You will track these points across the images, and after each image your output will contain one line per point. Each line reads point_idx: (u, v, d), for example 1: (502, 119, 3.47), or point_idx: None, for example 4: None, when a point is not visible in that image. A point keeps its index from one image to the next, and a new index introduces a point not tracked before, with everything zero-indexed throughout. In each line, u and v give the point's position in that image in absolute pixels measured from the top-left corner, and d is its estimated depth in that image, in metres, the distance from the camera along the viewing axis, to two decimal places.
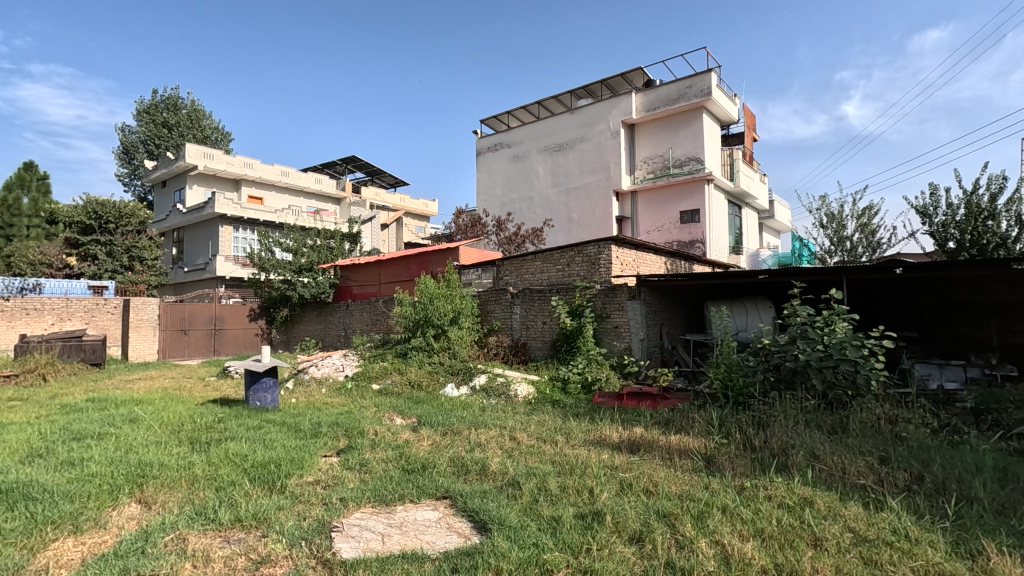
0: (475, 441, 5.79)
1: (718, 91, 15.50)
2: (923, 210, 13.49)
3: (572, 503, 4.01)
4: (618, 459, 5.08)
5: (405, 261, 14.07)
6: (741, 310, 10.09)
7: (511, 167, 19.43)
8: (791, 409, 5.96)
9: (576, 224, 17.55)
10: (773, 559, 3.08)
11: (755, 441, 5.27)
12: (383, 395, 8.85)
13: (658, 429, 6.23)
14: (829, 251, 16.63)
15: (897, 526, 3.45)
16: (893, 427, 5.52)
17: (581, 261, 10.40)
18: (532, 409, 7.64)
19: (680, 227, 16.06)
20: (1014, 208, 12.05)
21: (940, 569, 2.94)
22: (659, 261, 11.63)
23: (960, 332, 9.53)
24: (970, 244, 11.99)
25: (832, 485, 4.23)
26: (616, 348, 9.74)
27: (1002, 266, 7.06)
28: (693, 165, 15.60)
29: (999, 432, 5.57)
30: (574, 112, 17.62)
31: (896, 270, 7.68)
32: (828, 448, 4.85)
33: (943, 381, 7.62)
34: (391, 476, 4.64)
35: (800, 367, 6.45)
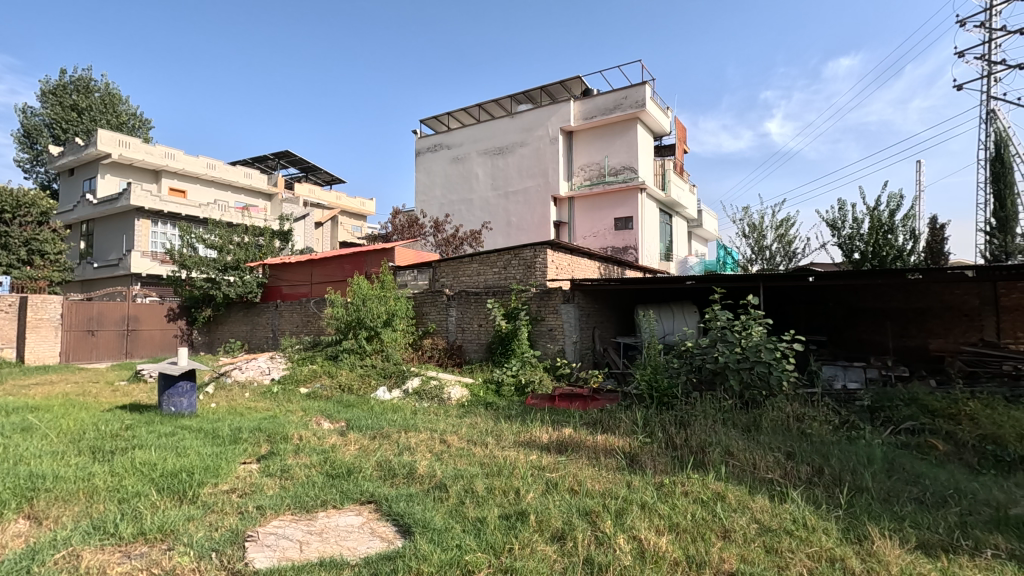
0: (404, 445, 5.70)
1: (652, 103, 16.12)
2: (833, 224, 14.58)
3: (498, 503, 4.04)
4: (546, 459, 5.17)
5: (339, 261, 13.68)
6: (669, 314, 10.53)
7: (450, 168, 19.31)
8: (710, 409, 6.28)
9: (515, 227, 17.68)
10: (684, 551, 3.24)
11: (676, 439, 5.51)
12: (312, 398, 8.56)
13: (586, 429, 6.39)
14: (750, 259, 17.64)
15: (797, 516, 3.71)
16: (800, 424, 5.93)
17: (517, 264, 10.49)
18: (464, 411, 7.61)
19: (615, 233, 16.55)
20: (910, 224, 13.25)
21: (831, 555, 3.18)
22: (593, 265, 11.93)
23: (862, 336, 10.37)
24: (872, 256, 13.08)
25: (742, 480, 4.50)
26: (550, 350, 9.93)
27: (898, 275, 7.70)
28: (628, 174, 16.16)
29: (890, 428, 6.12)
30: (514, 116, 17.76)
31: (808, 278, 8.26)
32: (741, 445, 5.14)
33: (846, 381, 8.30)
34: (314, 481, 4.50)
35: (720, 368, 6.80)
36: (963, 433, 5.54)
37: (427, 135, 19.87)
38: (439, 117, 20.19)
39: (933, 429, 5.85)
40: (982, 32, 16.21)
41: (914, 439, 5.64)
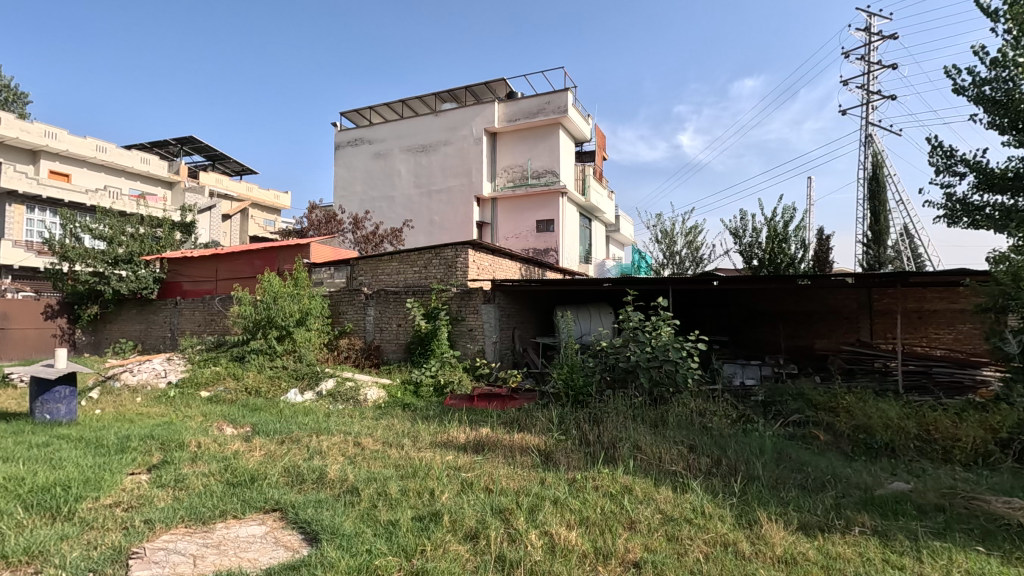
0: (315, 449, 5.48)
1: (574, 110, 16.56)
2: (735, 232, 15.69)
3: (411, 505, 3.98)
4: (462, 459, 5.15)
5: (248, 257, 12.91)
6: (586, 314, 10.90)
7: (370, 163, 18.74)
8: (622, 406, 6.54)
9: (437, 226, 17.49)
10: (593, 544, 3.36)
11: (589, 436, 5.68)
12: (213, 402, 7.99)
13: (502, 428, 6.44)
14: (662, 264, 18.59)
15: (696, 505, 3.96)
16: (702, 418, 6.33)
17: (438, 263, 10.39)
18: (381, 413, 7.43)
19: (536, 235, 16.84)
20: (801, 234, 14.53)
21: (725, 539, 3.42)
22: (514, 266, 12.05)
23: (758, 336, 11.25)
24: (769, 263, 14.21)
25: (649, 472, 4.73)
26: (469, 351, 9.98)
27: (790, 281, 8.39)
28: (550, 177, 16.52)
29: (781, 420, 6.69)
30: (438, 115, 17.58)
31: (713, 282, 8.78)
32: (648, 439, 5.40)
33: (744, 378, 8.99)
34: (212, 491, 4.20)
35: (631, 367, 7.12)
36: (840, 424, 6.16)
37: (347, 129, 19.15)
38: (361, 111, 19.59)
39: (816, 421, 6.46)
40: (863, 65, 18.15)
41: (800, 431, 6.21)
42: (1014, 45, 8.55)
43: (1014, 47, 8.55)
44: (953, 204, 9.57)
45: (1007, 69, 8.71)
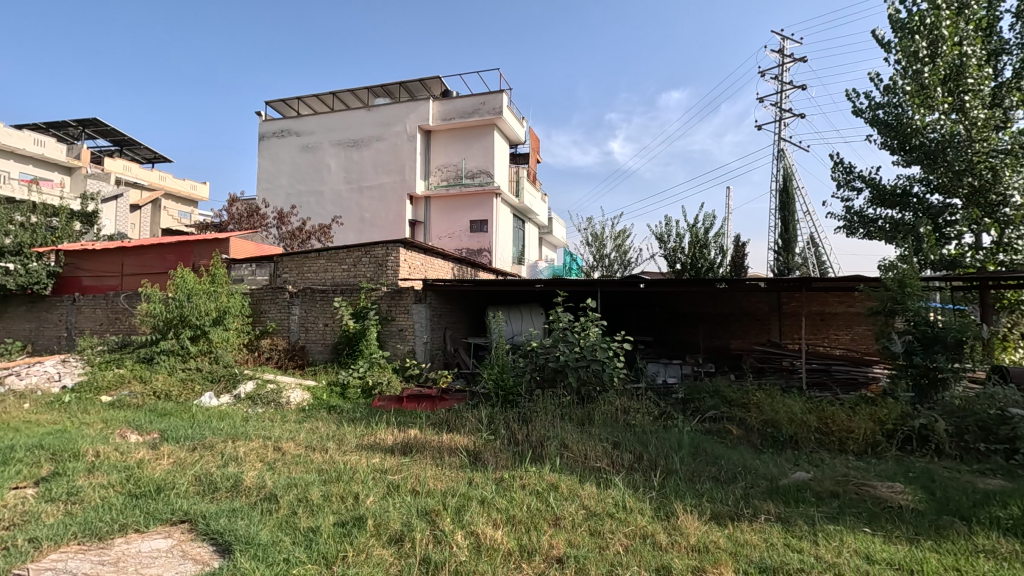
0: (231, 455, 5.18)
1: (508, 112, 16.69)
2: (661, 237, 16.38)
3: (334, 511, 3.85)
4: (389, 461, 5.05)
5: (159, 251, 12.02)
6: (517, 315, 11.02)
7: (297, 156, 17.96)
8: (551, 405, 6.66)
9: (368, 224, 17.06)
10: (518, 542, 3.39)
11: (518, 435, 5.74)
12: (115, 408, 7.36)
13: (432, 429, 6.38)
14: (592, 266, 19.09)
15: (618, 499, 4.10)
16: (626, 416, 6.57)
17: (368, 261, 10.14)
18: (304, 416, 7.15)
19: (470, 235, 16.83)
20: (720, 241, 15.38)
21: (644, 532, 3.56)
22: (446, 266, 11.96)
23: (680, 336, 11.81)
24: (690, 267, 14.94)
25: (574, 469, 4.84)
26: (399, 351, 9.83)
27: (710, 285, 8.86)
28: (484, 178, 16.56)
29: (698, 416, 7.07)
30: (370, 109, 17.12)
31: (639, 284, 9.10)
32: (575, 437, 5.53)
33: (666, 376, 9.42)
34: (111, 504, 3.87)
35: (560, 367, 7.27)
36: (751, 418, 6.59)
37: (272, 119, 18.25)
38: (288, 101, 18.76)
39: (729, 416, 6.87)
40: (776, 84, 19.51)
41: (716, 426, 6.59)
42: (903, 74, 9.47)
43: (902, 76, 9.49)
44: (851, 216, 10.48)
45: (896, 95, 9.65)
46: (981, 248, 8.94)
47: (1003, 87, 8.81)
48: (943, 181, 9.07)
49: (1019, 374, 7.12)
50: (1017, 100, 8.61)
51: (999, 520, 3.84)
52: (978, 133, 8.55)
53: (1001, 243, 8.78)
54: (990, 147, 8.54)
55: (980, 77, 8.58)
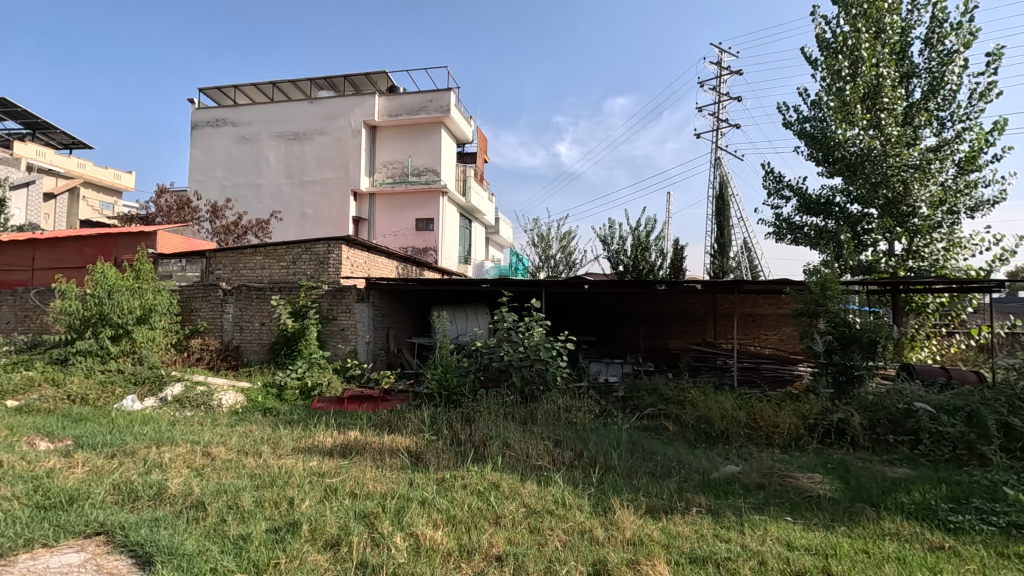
0: (155, 462, 4.89)
1: (456, 110, 16.61)
2: (605, 239, 16.75)
3: (266, 517, 3.71)
4: (327, 464, 4.91)
5: (76, 243, 11.19)
6: (462, 314, 10.99)
7: (233, 147, 17.14)
8: (494, 404, 6.68)
9: (309, 220, 16.52)
10: (458, 541, 3.39)
11: (461, 435, 5.73)
12: (22, 413, 6.76)
13: (373, 430, 6.27)
14: (538, 267, 19.30)
15: (558, 496, 4.17)
16: (568, 414, 6.69)
17: (308, 259, 9.82)
18: (238, 419, 6.85)
19: (415, 234, 16.63)
20: (660, 244, 15.91)
21: (582, 527, 3.63)
22: (390, 264, 11.75)
23: (621, 336, 12.13)
24: (633, 269, 15.36)
25: (515, 468, 4.89)
26: (341, 351, 9.60)
27: (650, 286, 9.14)
28: (430, 176, 16.41)
29: (637, 414, 7.29)
30: (313, 102, 16.58)
31: (584, 285, 9.26)
32: (517, 436, 5.58)
33: (608, 375, 9.65)
34: (15, 517, 3.56)
35: (504, 367, 7.30)
36: (686, 415, 6.86)
37: (206, 107, 17.33)
38: (224, 89, 17.88)
39: (666, 413, 7.13)
40: (714, 95, 20.37)
41: (653, 424, 6.81)
42: (827, 90, 10.11)
43: (827, 93, 10.13)
44: (780, 223, 11.09)
45: (821, 110, 10.29)
46: (893, 255, 9.67)
47: (913, 107, 9.56)
48: (862, 192, 9.72)
49: (924, 371, 7.77)
50: (925, 120, 9.37)
51: (903, 505, 4.17)
52: (892, 149, 9.24)
53: (910, 251, 9.52)
54: (902, 162, 9.25)
55: (894, 97, 9.28)
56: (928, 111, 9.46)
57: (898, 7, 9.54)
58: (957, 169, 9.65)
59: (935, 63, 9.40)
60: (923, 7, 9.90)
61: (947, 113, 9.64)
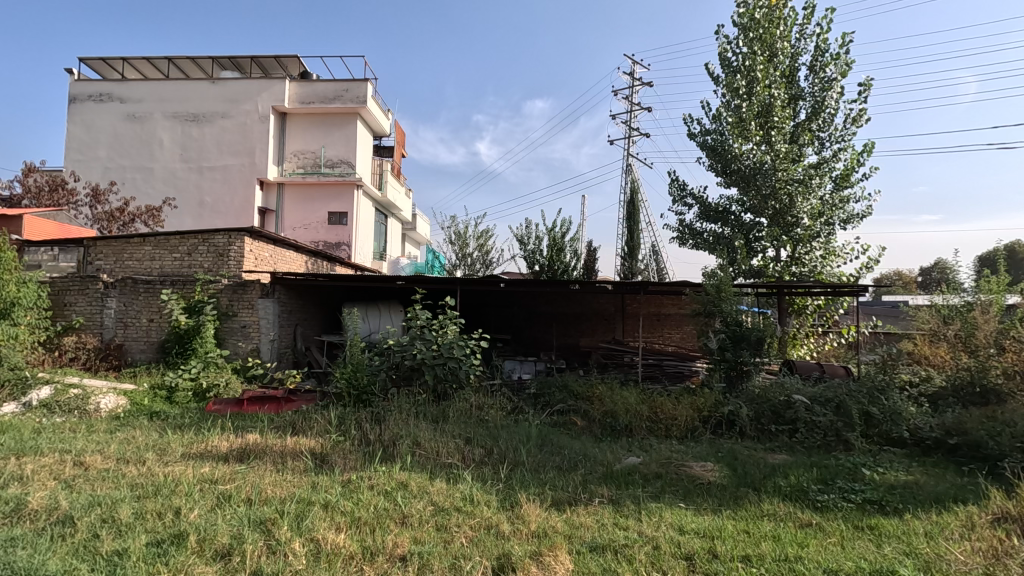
0: (14, 474, 4.33)
1: (373, 101, 16.16)
2: (521, 239, 16.98)
3: (147, 530, 3.40)
4: (222, 470, 4.59)
5: None
6: (375, 312, 10.73)
7: (119, 125, 15.52)
8: (406, 403, 6.57)
9: (208, 209, 15.31)
10: (361, 544, 3.30)
11: (370, 435, 5.57)
12: None
13: (275, 433, 5.95)
14: (454, 264, 19.23)
15: (466, 493, 4.19)
16: (480, 412, 6.74)
17: (206, 251, 9.09)
18: (119, 424, 6.23)
19: (327, 228, 16.00)
20: (575, 245, 16.38)
21: (488, 523, 3.67)
22: (298, 259, 11.18)
23: (535, 334, 12.38)
24: (548, 269, 15.71)
25: (424, 467, 4.85)
26: (241, 350, 9.04)
27: (563, 286, 9.38)
28: (344, 168, 15.85)
29: (548, 410, 7.47)
30: (215, 82, 15.39)
31: (499, 283, 9.31)
32: (427, 434, 5.52)
33: (521, 373, 9.81)
34: None
35: (417, 365, 7.20)
36: (593, 410, 7.13)
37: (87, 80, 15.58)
38: (109, 61, 16.16)
39: (575, 408, 7.37)
40: (627, 104, 21.27)
41: (562, 419, 7.02)
42: (727, 106, 10.91)
43: (727, 108, 10.92)
44: (684, 228, 11.82)
45: (721, 125, 11.05)
46: (779, 261, 10.62)
47: (799, 127, 10.53)
48: (754, 203, 10.60)
49: (802, 367, 8.60)
50: (808, 139, 10.35)
51: (780, 487, 4.60)
52: (780, 164, 10.16)
53: (794, 258, 10.50)
54: (789, 176, 10.17)
55: (783, 116, 10.19)
56: (811, 131, 10.46)
57: (789, 34, 10.47)
58: (834, 185, 10.74)
59: (817, 89, 10.42)
60: (808, 36, 10.91)
61: (826, 134, 10.71)
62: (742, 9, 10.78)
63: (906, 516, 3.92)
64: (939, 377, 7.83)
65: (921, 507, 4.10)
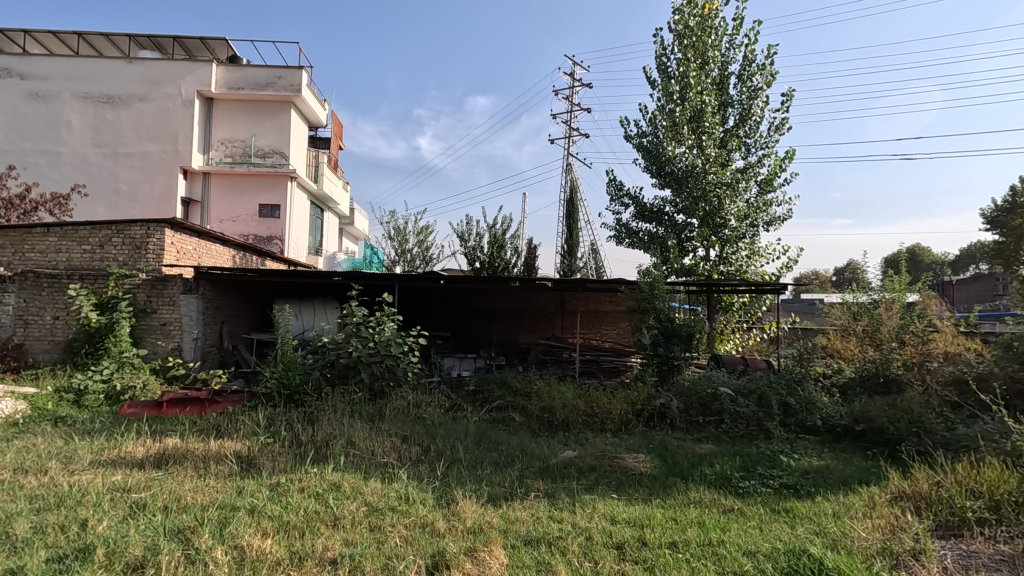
0: None
1: (307, 90, 15.59)
2: (462, 235, 16.88)
3: (48, 545, 3.13)
4: (136, 477, 4.29)
5: None
6: (309, 309, 10.36)
7: (20, 104, 14.12)
8: (340, 403, 6.37)
9: (124, 198, 14.21)
10: (290, 549, 3.18)
11: (301, 436, 5.37)
12: None
13: (197, 436, 5.63)
14: (393, 260, 18.87)
15: (401, 492, 4.13)
16: (417, 410, 6.68)
17: (121, 243, 8.42)
18: (17, 432, 5.68)
19: (258, 221, 15.30)
20: (515, 242, 16.46)
21: (423, 521, 3.63)
22: (225, 253, 10.61)
23: (475, 331, 12.36)
24: (488, 266, 15.71)
25: (358, 467, 4.73)
26: (161, 349, 8.49)
27: (503, 283, 9.40)
28: (277, 158, 15.29)
29: (487, 406, 7.48)
30: (132, 62, 14.28)
31: (440, 280, 9.21)
32: (362, 434, 5.38)
33: (461, 370, 9.77)
34: None
35: (352, 363, 7.00)
36: (531, 406, 7.19)
37: None
38: (8, 33, 14.67)
39: (513, 404, 7.42)
40: (567, 104, 21.58)
41: (500, 416, 7.04)
42: (662, 110, 11.28)
43: (661, 112, 11.31)
44: (620, 227, 12.15)
45: (656, 128, 11.44)
46: (708, 260, 11.12)
47: (728, 133, 11.05)
48: (686, 204, 11.05)
49: (728, 361, 9.06)
50: (735, 145, 10.89)
51: (706, 476, 4.83)
52: (710, 168, 10.65)
53: (722, 257, 11.01)
54: (717, 180, 10.69)
55: (713, 122, 10.67)
56: (739, 137, 11.01)
57: (719, 44, 10.96)
58: (759, 189, 11.36)
59: (745, 97, 10.97)
60: (737, 47, 11.46)
61: (752, 140, 11.31)
62: (676, 17, 11.18)
63: (817, 499, 4.21)
64: (849, 369, 8.47)
65: (830, 489, 4.43)
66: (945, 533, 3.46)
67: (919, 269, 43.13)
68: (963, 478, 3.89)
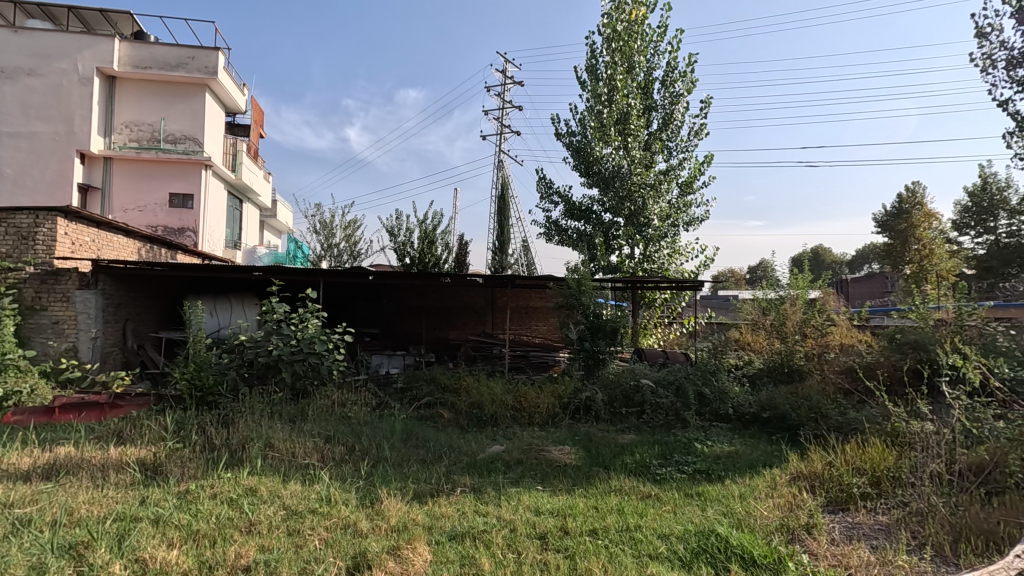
0: None
1: (224, 73, 14.71)
2: (392, 230, 16.54)
3: None
4: (20, 491, 3.89)
5: None
6: (225, 306, 9.80)
7: None
8: (259, 403, 6.07)
9: (8, 182, 12.73)
10: (199, 559, 3.00)
11: (215, 439, 5.08)
12: None
13: (96, 444, 5.18)
14: (318, 255, 18.21)
15: (322, 493, 4.01)
16: (342, 409, 6.50)
17: (3, 232, 7.50)
18: None
19: (169, 211, 14.31)
20: (447, 238, 16.34)
21: (345, 522, 3.54)
22: (130, 245, 9.82)
23: (404, 328, 12.17)
24: (418, 262, 15.50)
25: (277, 470, 4.53)
26: (52, 349, 7.73)
27: (433, 279, 9.29)
28: (190, 145, 14.35)
29: (415, 403, 7.39)
30: (18, 31, 12.75)
31: (368, 275, 8.96)
32: (282, 435, 5.14)
33: (389, 368, 9.58)
34: None
35: (272, 362, 6.67)
36: (460, 403, 7.17)
37: None
38: None
39: (442, 401, 7.38)
40: (499, 100, 21.64)
41: (428, 413, 6.99)
42: (590, 111, 11.56)
43: (590, 113, 11.58)
44: (550, 225, 12.37)
45: (585, 128, 11.72)
46: (633, 258, 11.54)
47: (652, 136, 11.51)
48: (612, 204, 11.41)
49: (650, 354, 9.47)
50: (659, 148, 11.36)
51: (627, 464, 5.03)
52: (636, 169, 11.06)
53: (646, 255, 11.47)
54: (642, 181, 11.11)
55: (638, 125, 11.08)
56: (662, 141, 11.50)
57: (645, 50, 11.36)
58: (680, 191, 11.93)
59: (668, 102, 11.45)
60: (661, 54, 11.93)
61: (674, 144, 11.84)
62: (605, 21, 11.46)
63: (727, 481, 4.51)
64: (758, 361, 9.11)
65: (737, 473, 4.74)
66: (834, 508, 3.81)
67: (820, 268, 47.05)
68: (850, 457, 4.28)
